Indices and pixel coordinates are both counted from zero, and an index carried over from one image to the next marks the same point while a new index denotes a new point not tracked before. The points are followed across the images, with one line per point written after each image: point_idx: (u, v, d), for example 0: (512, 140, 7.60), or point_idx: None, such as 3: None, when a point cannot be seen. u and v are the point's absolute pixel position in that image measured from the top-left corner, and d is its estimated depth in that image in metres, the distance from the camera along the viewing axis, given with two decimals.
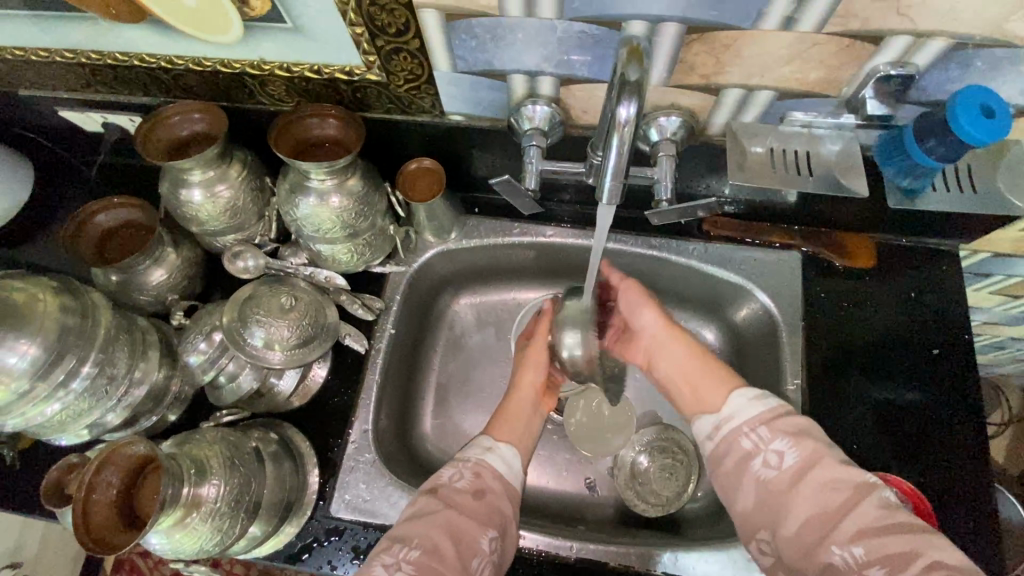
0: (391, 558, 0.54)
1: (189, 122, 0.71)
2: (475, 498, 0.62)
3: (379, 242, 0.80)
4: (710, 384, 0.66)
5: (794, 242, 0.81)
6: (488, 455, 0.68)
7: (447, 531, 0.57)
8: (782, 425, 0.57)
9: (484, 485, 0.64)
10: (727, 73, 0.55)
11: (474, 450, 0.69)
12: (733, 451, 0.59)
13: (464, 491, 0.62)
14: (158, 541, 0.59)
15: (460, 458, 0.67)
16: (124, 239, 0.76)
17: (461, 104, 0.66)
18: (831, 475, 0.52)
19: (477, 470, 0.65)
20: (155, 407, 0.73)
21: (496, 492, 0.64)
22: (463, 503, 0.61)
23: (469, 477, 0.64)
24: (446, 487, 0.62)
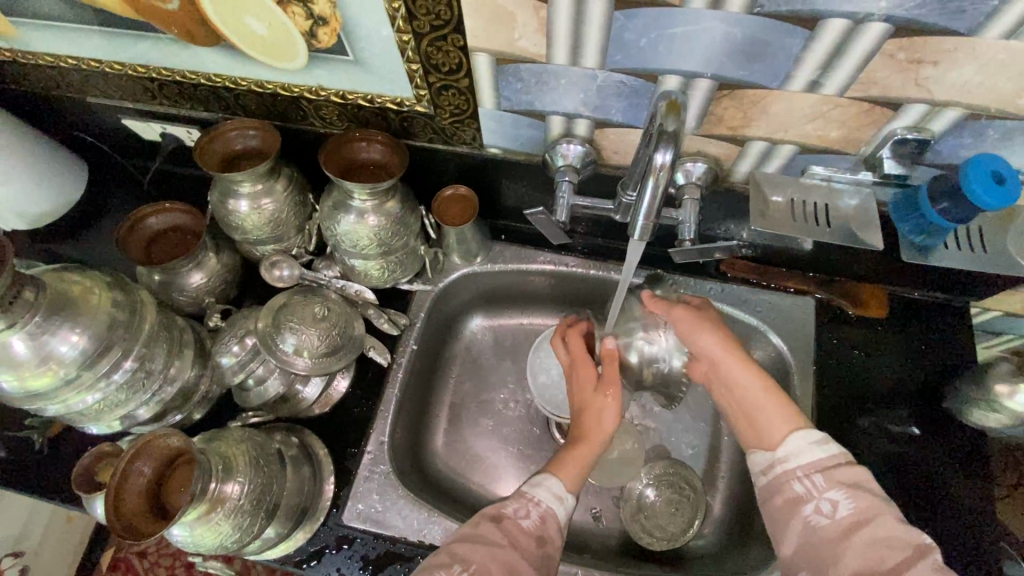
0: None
1: (244, 138, 0.76)
2: (537, 544, 0.61)
3: (410, 261, 0.84)
4: (770, 418, 0.64)
5: (809, 288, 0.84)
6: (557, 504, 0.65)
7: (502, 562, 0.57)
8: (840, 475, 0.56)
9: (547, 533, 0.62)
10: (753, 127, 0.59)
11: (543, 491, 0.65)
12: (784, 493, 0.58)
13: (528, 533, 0.61)
14: (182, 534, 0.61)
15: (529, 493, 0.65)
16: (173, 242, 0.80)
17: (500, 138, 0.71)
18: (886, 533, 0.52)
19: (543, 514, 0.63)
20: (183, 405, 0.76)
21: (556, 545, 0.63)
22: (523, 544, 0.60)
23: (535, 519, 0.63)
24: (511, 523, 0.61)
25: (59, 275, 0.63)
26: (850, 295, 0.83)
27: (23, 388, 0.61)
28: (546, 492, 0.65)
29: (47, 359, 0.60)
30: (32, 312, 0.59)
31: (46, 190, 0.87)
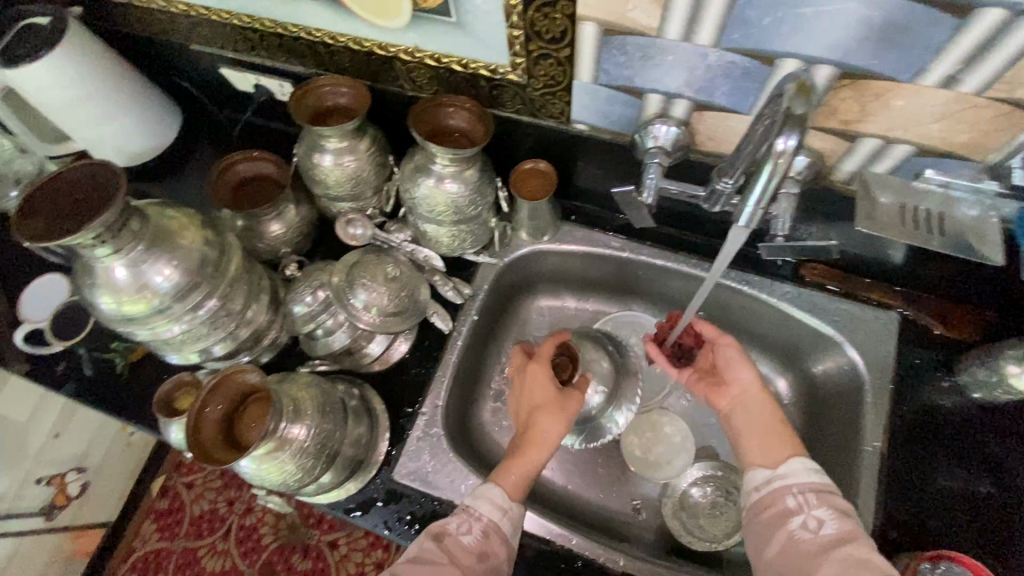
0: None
1: (335, 95, 0.77)
2: (477, 560, 0.60)
3: (480, 232, 0.84)
4: (781, 439, 0.65)
5: (894, 302, 0.79)
6: (497, 517, 0.63)
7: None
8: (832, 501, 0.58)
9: (490, 548, 0.61)
10: (869, 122, 0.56)
11: (484, 504, 0.64)
12: (776, 506, 0.59)
13: (468, 550, 0.60)
14: (249, 467, 0.64)
15: (470, 508, 0.64)
16: (259, 191, 0.83)
17: (590, 114, 0.69)
18: (862, 554, 0.53)
19: (486, 530, 0.62)
20: (254, 346, 0.79)
21: (500, 557, 0.61)
22: (466, 565, 0.59)
23: (477, 535, 0.61)
24: (452, 540, 0.61)
25: (159, 209, 0.67)
26: (940, 314, 0.78)
27: (119, 312, 0.64)
28: (485, 503, 0.64)
29: (143, 288, 0.63)
30: (136, 241, 0.62)
31: (136, 128, 0.90)
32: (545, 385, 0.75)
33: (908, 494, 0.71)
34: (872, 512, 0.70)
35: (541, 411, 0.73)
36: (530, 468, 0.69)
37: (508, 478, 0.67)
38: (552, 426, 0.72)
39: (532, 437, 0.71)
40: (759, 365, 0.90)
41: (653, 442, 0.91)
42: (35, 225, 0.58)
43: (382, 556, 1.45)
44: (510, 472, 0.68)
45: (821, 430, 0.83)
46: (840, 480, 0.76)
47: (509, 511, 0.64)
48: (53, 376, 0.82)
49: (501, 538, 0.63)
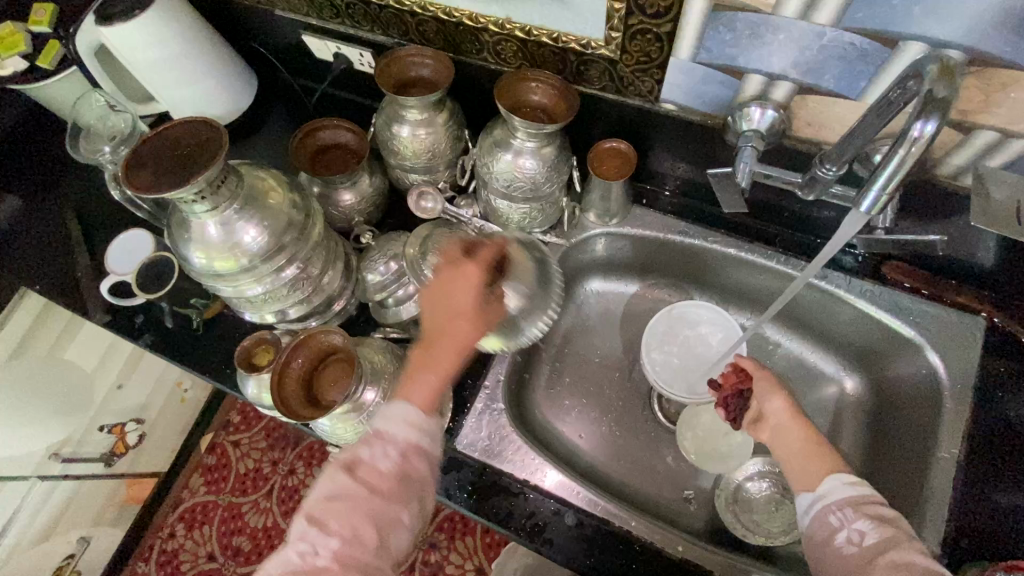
0: (307, 546, 0.50)
1: (419, 66, 0.78)
2: (400, 481, 0.52)
3: (550, 211, 0.84)
4: (818, 462, 0.61)
5: (981, 306, 0.77)
6: (414, 438, 0.54)
7: (368, 513, 0.50)
8: (869, 509, 0.55)
9: (412, 467, 0.53)
10: (989, 113, 0.53)
11: (396, 425, 0.54)
12: (819, 525, 0.56)
13: (386, 475, 0.52)
14: (325, 425, 0.66)
15: (381, 433, 0.54)
16: (336, 159, 0.84)
17: (682, 94, 0.68)
18: (907, 559, 0.50)
19: (405, 451, 0.53)
20: (325, 311, 0.81)
21: (423, 474, 0.54)
22: (384, 489, 0.52)
23: (395, 459, 0.53)
24: (367, 469, 0.52)
25: (250, 169, 0.69)
26: None
27: (210, 268, 0.67)
28: (396, 424, 0.54)
29: (234, 245, 0.66)
30: (231, 200, 0.64)
31: (218, 92, 0.92)
32: (470, 292, 0.59)
33: (985, 504, 0.68)
34: (943, 518, 0.68)
35: (462, 318, 0.58)
36: (443, 376, 0.57)
37: (420, 391, 0.56)
38: (470, 338, 0.58)
39: (442, 346, 0.57)
40: (825, 364, 0.89)
41: (709, 432, 0.90)
42: (142, 176, 0.60)
43: None
44: (422, 385, 0.56)
45: (887, 434, 0.81)
46: (908, 484, 0.74)
47: (424, 429, 0.55)
48: (133, 328, 0.86)
49: (421, 460, 0.54)
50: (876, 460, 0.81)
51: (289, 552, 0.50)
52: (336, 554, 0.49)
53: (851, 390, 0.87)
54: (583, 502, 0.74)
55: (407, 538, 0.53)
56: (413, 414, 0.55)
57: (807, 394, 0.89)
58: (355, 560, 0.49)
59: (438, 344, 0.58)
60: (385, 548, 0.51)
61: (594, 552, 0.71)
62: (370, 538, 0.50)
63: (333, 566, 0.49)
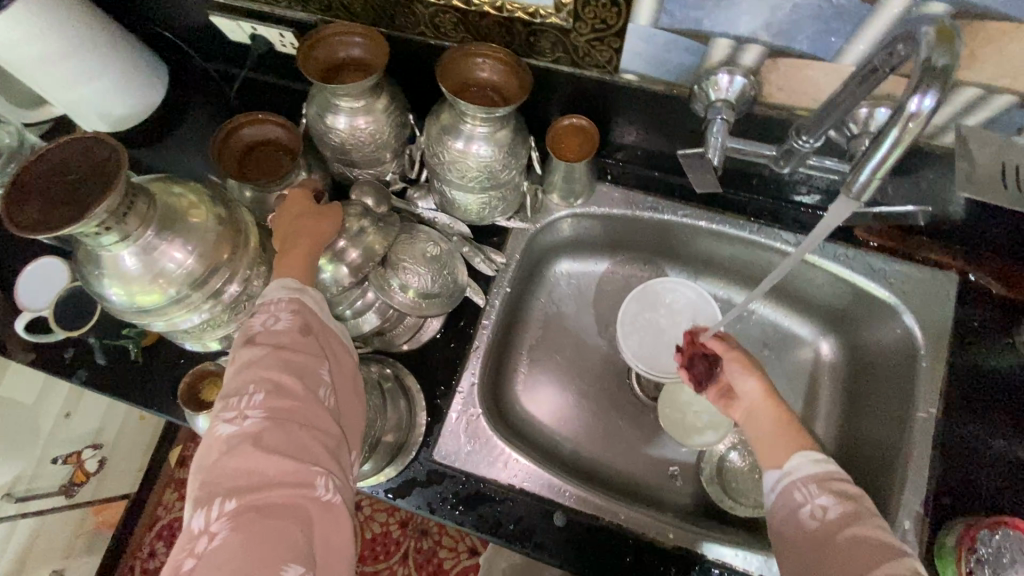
0: (232, 412, 0.46)
1: (348, 46, 0.68)
2: (302, 334, 0.52)
3: (511, 198, 0.78)
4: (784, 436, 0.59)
5: (954, 264, 0.76)
6: (304, 293, 0.55)
7: (282, 363, 0.49)
8: (835, 485, 0.53)
9: (308, 321, 0.53)
10: (973, 69, 0.49)
11: (278, 290, 0.55)
12: (784, 501, 0.54)
13: (285, 331, 0.52)
14: None
15: (266, 303, 0.54)
16: (266, 157, 0.75)
17: (642, 63, 0.61)
18: (869, 533, 0.48)
19: (293, 308, 0.53)
20: None
21: (322, 326, 0.54)
22: (289, 344, 0.51)
23: (288, 318, 0.53)
24: (263, 334, 0.51)
25: (165, 185, 0.60)
26: (1004, 277, 0.74)
27: (133, 303, 0.59)
28: (278, 292, 0.55)
29: (157, 275, 0.57)
30: (145, 225, 0.56)
31: (116, 90, 0.81)
32: (307, 195, 0.65)
33: (965, 462, 0.69)
34: (926, 480, 0.68)
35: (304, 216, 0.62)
36: (308, 249, 0.60)
37: (290, 266, 0.58)
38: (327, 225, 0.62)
39: (297, 238, 0.60)
40: (800, 329, 0.88)
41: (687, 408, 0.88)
42: (29, 210, 0.51)
43: (405, 516, 1.47)
44: (287, 261, 0.58)
45: (865, 394, 0.81)
46: (890, 446, 0.74)
47: (304, 292, 0.56)
48: (63, 365, 0.77)
49: (315, 317, 0.54)
50: (856, 422, 0.81)
51: (217, 437, 0.46)
52: (265, 411, 0.46)
53: (827, 353, 0.86)
54: (570, 500, 0.72)
55: (333, 392, 0.51)
56: (291, 280, 0.56)
57: (786, 360, 0.88)
58: (291, 411, 0.47)
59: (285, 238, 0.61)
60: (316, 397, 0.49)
61: (585, 551, 0.70)
62: (294, 386, 0.48)
63: (266, 421, 0.46)
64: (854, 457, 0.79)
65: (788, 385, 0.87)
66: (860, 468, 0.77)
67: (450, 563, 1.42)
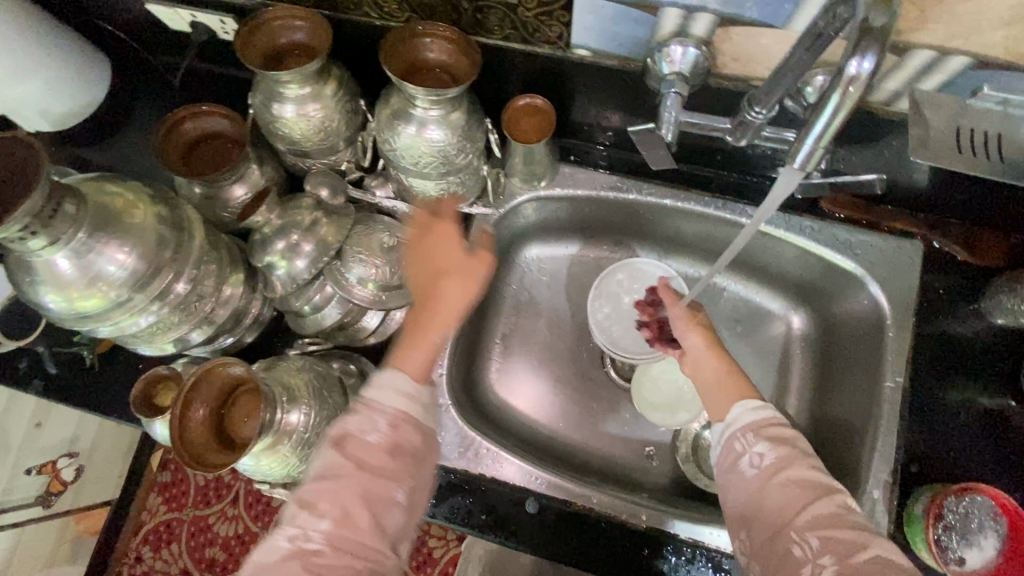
0: (296, 531, 0.45)
1: (290, 30, 0.66)
2: (392, 458, 0.47)
3: (470, 183, 0.76)
4: (727, 388, 0.58)
5: (917, 231, 0.75)
6: (409, 406, 0.49)
7: (361, 495, 0.46)
8: (771, 432, 0.52)
9: (402, 440, 0.48)
10: (924, 31, 0.48)
11: (387, 394, 0.49)
12: (725, 452, 0.53)
13: (377, 449, 0.47)
14: (247, 463, 0.59)
15: (369, 406, 0.49)
16: (214, 151, 0.72)
17: (593, 37, 0.60)
18: (802, 475, 0.49)
19: (395, 422, 0.48)
20: (235, 327, 0.73)
21: (416, 445, 0.49)
22: (374, 464, 0.47)
23: (384, 431, 0.48)
24: (355, 444, 0.47)
25: (99, 185, 0.57)
26: (966, 241, 0.74)
27: (73, 310, 0.56)
28: (388, 395, 0.49)
29: (95, 279, 0.55)
30: (77, 227, 0.53)
31: (58, 92, 0.77)
32: (452, 249, 0.58)
33: (931, 430, 0.70)
34: (895, 450, 0.69)
35: (449, 278, 0.56)
36: (427, 328, 0.54)
37: (409, 363, 0.52)
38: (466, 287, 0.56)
39: (429, 301, 0.55)
40: (770, 304, 0.87)
41: (652, 385, 0.88)
42: None
43: None
44: (412, 354, 0.52)
45: (835, 366, 0.81)
46: (859, 418, 0.74)
47: (419, 397, 0.50)
48: (15, 376, 0.75)
49: (412, 430, 0.49)
50: (826, 394, 0.81)
51: (270, 544, 0.45)
52: (326, 538, 0.44)
53: (797, 327, 0.86)
54: (543, 487, 0.71)
55: (401, 514, 0.48)
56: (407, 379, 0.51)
57: (757, 336, 0.87)
58: (350, 543, 0.45)
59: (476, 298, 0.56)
60: (382, 526, 0.46)
61: (559, 535, 0.70)
62: (361, 518, 0.45)
63: (324, 552, 0.44)
64: (825, 429, 0.79)
65: (760, 360, 0.86)
66: (831, 440, 0.78)
67: (440, 551, 1.42)
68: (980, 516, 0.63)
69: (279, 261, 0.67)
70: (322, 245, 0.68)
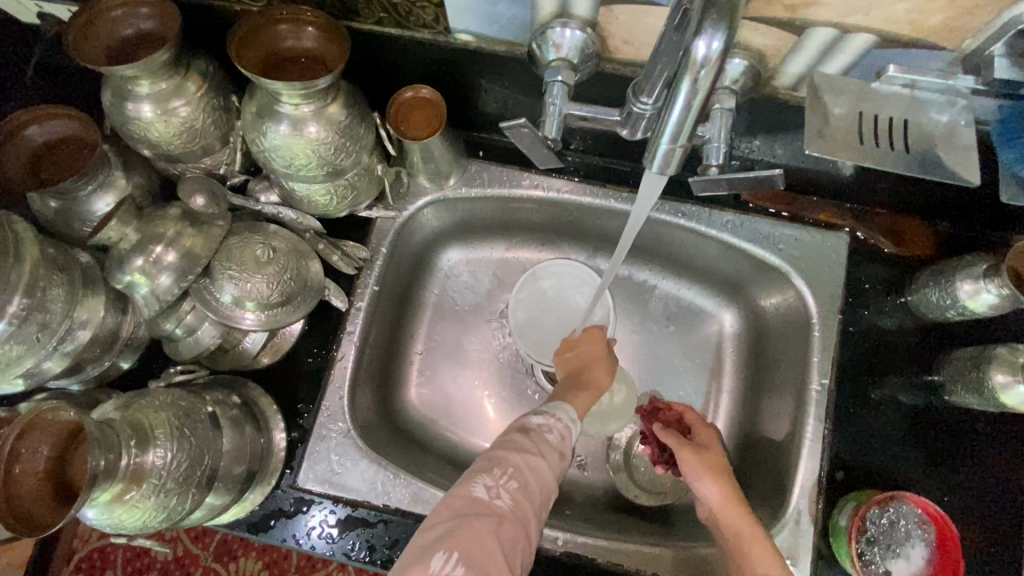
0: (491, 483, 0.50)
1: (134, 18, 0.57)
2: (560, 459, 0.56)
3: (365, 185, 0.69)
4: (754, 557, 0.57)
5: (841, 222, 0.71)
6: (574, 425, 0.59)
7: (539, 473, 0.52)
8: None
9: (567, 450, 0.57)
10: (819, 6, 0.42)
11: (562, 411, 0.60)
12: None
13: (551, 445, 0.56)
14: (95, 517, 0.51)
15: (551, 411, 0.59)
16: (63, 157, 0.63)
17: (475, 19, 0.53)
18: None
19: (564, 430, 0.58)
20: (103, 354, 0.65)
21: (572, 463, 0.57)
22: (551, 457, 0.55)
23: (559, 434, 0.57)
24: (537, 435, 0.56)
25: None
26: (892, 231, 0.71)
27: None
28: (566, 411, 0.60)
29: None
30: None
31: None
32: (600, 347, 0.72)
33: (858, 435, 0.66)
34: (821, 458, 0.65)
35: (596, 362, 0.71)
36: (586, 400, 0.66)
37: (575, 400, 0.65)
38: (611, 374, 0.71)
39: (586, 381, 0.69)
40: (702, 304, 0.83)
41: None
42: None
43: None
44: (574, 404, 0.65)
45: (766, 367, 0.76)
46: (788, 421, 0.70)
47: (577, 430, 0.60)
48: None
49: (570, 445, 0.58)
50: (759, 398, 0.76)
51: (467, 493, 0.49)
52: (513, 499, 0.50)
53: (729, 327, 0.82)
54: None
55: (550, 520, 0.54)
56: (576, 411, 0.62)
57: (690, 338, 0.82)
58: (526, 511, 0.50)
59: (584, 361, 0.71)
60: (543, 503, 0.52)
61: None
62: (537, 490, 0.51)
63: (512, 511, 0.49)
64: (757, 436, 0.75)
65: (691, 362, 0.82)
66: (762, 446, 0.73)
67: None
68: (904, 524, 0.60)
69: (140, 280, 0.59)
70: (189, 259, 0.61)
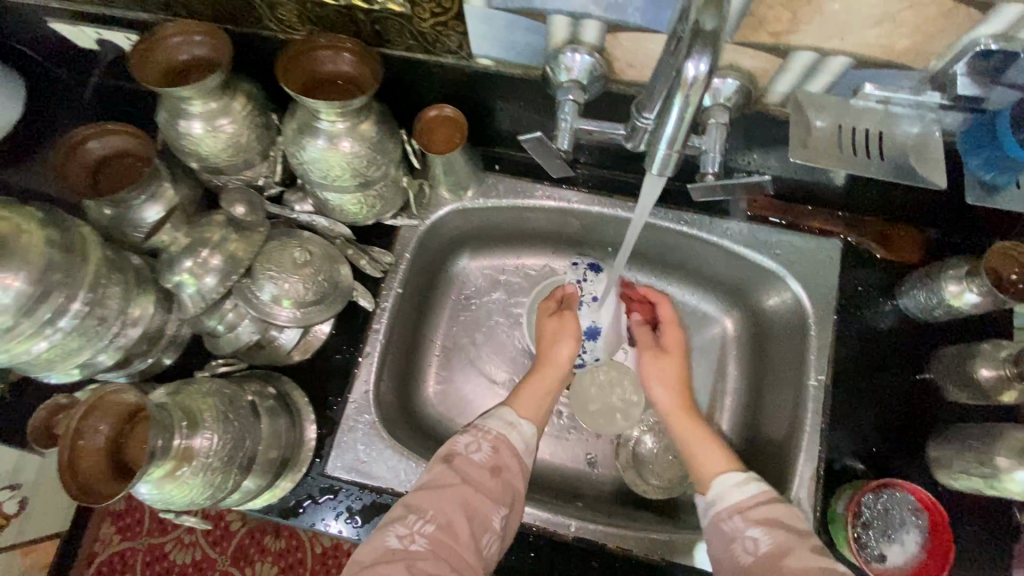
0: (407, 529, 0.55)
1: (189, 45, 0.64)
2: (491, 475, 0.60)
3: (391, 195, 0.75)
4: (710, 458, 0.66)
5: (835, 229, 0.76)
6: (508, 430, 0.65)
7: (461, 504, 0.57)
8: (757, 514, 0.57)
9: (502, 462, 0.62)
10: (800, 33, 0.48)
11: (496, 423, 0.66)
12: (714, 530, 0.58)
13: (481, 466, 0.61)
14: (146, 492, 0.56)
15: (481, 425, 0.65)
16: (122, 170, 0.70)
17: (494, 46, 0.59)
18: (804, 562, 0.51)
19: (494, 444, 0.63)
20: (151, 349, 0.71)
21: (513, 470, 0.62)
22: (479, 479, 0.59)
23: (487, 452, 0.62)
24: (462, 459, 0.61)
25: None
26: (882, 238, 0.76)
27: None
28: (497, 422, 0.66)
29: None
30: None
31: None
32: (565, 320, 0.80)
33: (854, 428, 0.70)
34: (818, 450, 0.69)
35: (545, 340, 0.80)
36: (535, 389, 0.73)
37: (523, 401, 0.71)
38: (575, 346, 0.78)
39: (542, 359, 0.77)
40: (705, 308, 0.87)
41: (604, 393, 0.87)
42: None
43: None
44: (519, 397, 0.72)
45: (766, 366, 0.81)
46: (788, 417, 0.74)
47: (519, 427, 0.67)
48: None
49: (509, 451, 0.63)
50: (761, 396, 0.80)
51: (383, 543, 0.54)
52: (430, 541, 0.54)
53: (730, 328, 0.86)
54: None
55: (494, 540, 0.58)
56: (515, 412, 0.69)
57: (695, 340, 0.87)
58: (448, 547, 0.54)
59: (541, 343, 0.80)
60: (477, 531, 0.56)
61: None
62: (462, 529, 0.55)
63: (428, 552, 0.53)
64: (760, 433, 0.79)
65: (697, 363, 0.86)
66: (765, 442, 0.77)
67: None
68: (898, 511, 0.63)
69: (188, 280, 0.65)
70: (233, 261, 0.66)
